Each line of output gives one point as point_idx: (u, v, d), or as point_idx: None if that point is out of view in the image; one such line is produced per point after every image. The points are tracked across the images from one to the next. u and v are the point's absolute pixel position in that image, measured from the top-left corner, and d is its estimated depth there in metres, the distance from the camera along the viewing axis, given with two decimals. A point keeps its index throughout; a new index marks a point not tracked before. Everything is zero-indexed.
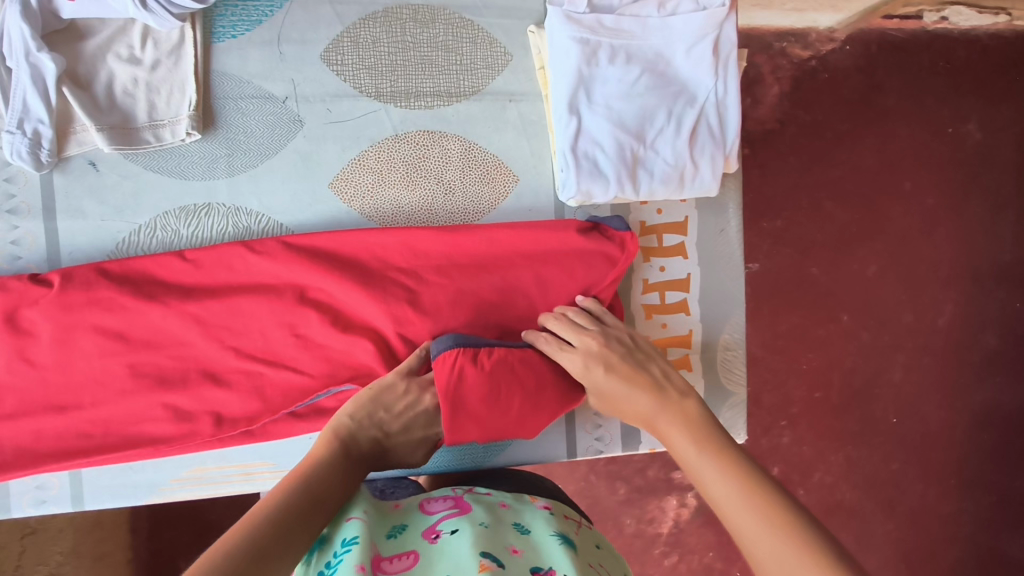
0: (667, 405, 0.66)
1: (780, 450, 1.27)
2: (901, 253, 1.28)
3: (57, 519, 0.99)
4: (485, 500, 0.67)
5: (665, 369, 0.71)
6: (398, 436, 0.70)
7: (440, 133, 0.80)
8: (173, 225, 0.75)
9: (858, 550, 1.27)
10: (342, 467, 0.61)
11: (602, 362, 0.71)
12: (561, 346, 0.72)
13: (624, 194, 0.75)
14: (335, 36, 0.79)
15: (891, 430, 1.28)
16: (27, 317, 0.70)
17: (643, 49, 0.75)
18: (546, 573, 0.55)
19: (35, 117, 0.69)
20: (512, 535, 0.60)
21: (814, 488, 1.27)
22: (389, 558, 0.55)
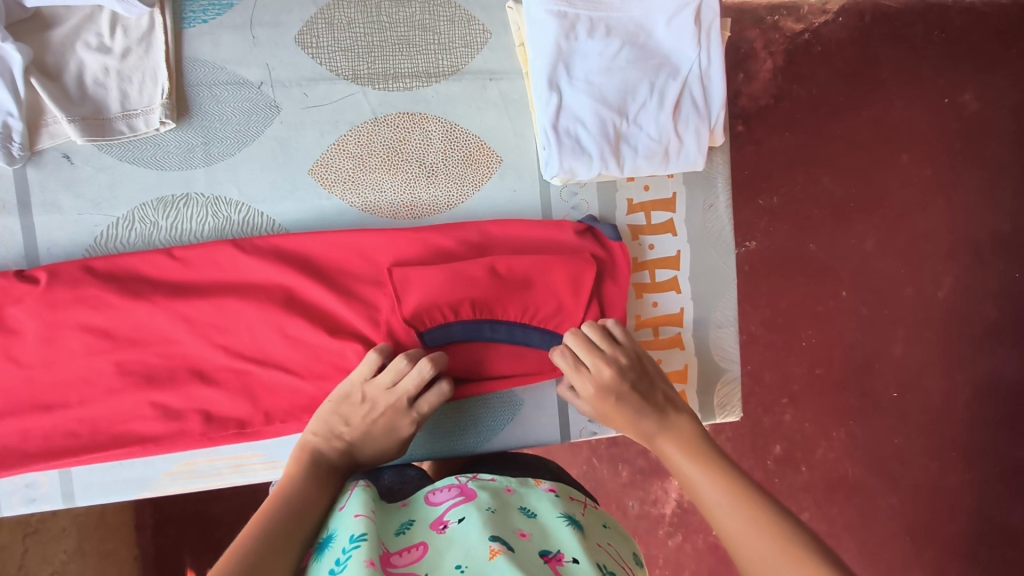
0: (666, 425, 0.68)
1: (782, 427, 1.27)
2: (899, 226, 1.27)
3: (59, 517, 0.95)
4: (490, 485, 0.64)
5: (648, 390, 0.72)
6: (369, 441, 0.69)
7: (420, 115, 0.79)
8: (151, 217, 0.74)
9: (860, 524, 1.28)
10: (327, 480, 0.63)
11: (613, 391, 0.71)
12: (581, 368, 0.72)
13: (608, 171, 0.73)
14: (310, 18, 0.76)
15: (892, 405, 1.27)
16: (10, 317, 0.69)
17: (623, 20, 0.72)
18: (555, 557, 0.54)
19: (3, 109, 0.68)
20: (520, 519, 0.59)
21: (816, 464, 1.28)
22: (397, 552, 0.54)
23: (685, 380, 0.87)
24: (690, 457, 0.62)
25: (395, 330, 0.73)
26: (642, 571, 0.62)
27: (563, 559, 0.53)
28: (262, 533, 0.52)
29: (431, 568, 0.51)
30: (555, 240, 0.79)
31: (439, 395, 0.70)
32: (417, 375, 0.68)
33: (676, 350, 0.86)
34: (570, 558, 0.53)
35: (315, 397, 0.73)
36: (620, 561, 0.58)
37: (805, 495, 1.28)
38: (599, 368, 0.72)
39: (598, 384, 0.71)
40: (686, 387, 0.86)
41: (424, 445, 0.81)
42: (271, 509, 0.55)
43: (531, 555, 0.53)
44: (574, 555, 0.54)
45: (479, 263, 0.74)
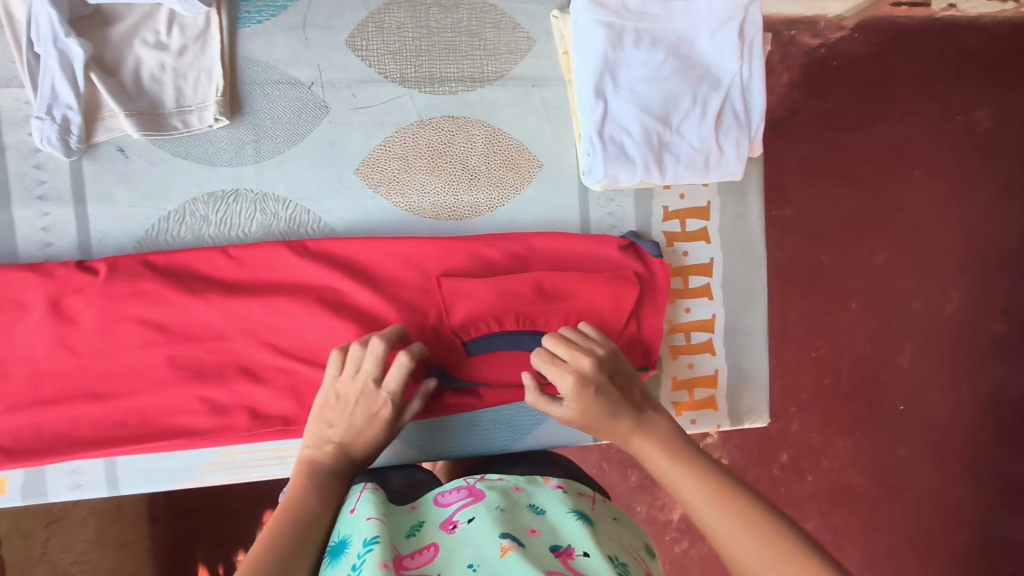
0: (648, 427, 0.60)
1: (790, 437, 1.28)
2: (910, 240, 1.29)
3: (78, 508, 1.06)
4: (498, 483, 0.63)
5: (628, 387, 0.64)
6: (359, 438, 0.63)
7: (465, 119, 0.80)
8: (201, 211, 0.75)
9: (863, 534, 1.29)
10: (331, 485, 0.58)
11: (594, 385, 0.62)
12: (555, 360, 0.64)
13: (649, 178, 0.75)
14: (361, 22, 0.78)
15: (898, 417, 1.29)
16: (72, 307, 0.71)
17: (668, 32, 0.74)
18: (566, 553, 0.53)
19: (63, 103, 0.70)
20: (529, 516, 0.58)
21: (822, 474, 1.29)
22: (409, 554, 0.52)
23: (714, 385, 0.89)
24: (678, 460, 0.54)
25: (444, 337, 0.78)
26: (655, 561, 0.63)
27: (575, 555, 0.52)
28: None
29: (443, 568, 0.50)
30: (596, 254, 0.82)
31: (406, 369, 0.64)
32: (376, 347, 0.64)
33: (707, 355, 0.89)
34: (581, 552, 0.53)
35: None
36: (631, 552, 0.58)
37: (811, 504, 1.29)
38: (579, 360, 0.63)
39: (579, 379, 0.62)
40: (715, 392, 0.89)
41: (461, 443, 0.83)
42: (261, 558, 0.47)
43: (542, 551, 0.52)
44: (585, 548, 0.53)
45: (525, 276, 0.78)
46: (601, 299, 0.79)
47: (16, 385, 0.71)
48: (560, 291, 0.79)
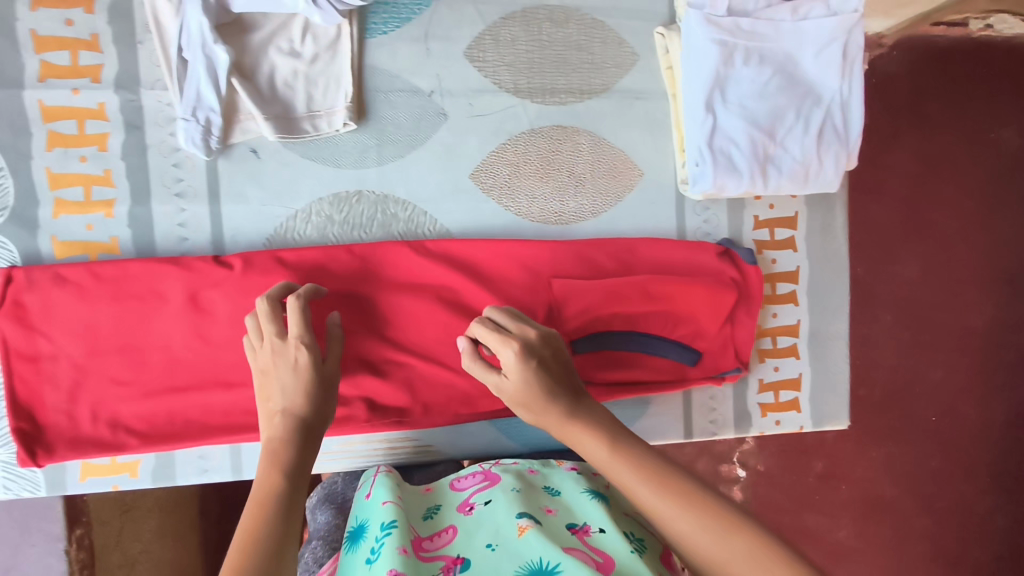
0: (585, 411, 0.50)
1: (825, 445, 1.32)
2: (940, 257, 1.32)
3: (146, 497, 1.01)
4: (514, 468, 0.62)
5: (569, 360, 0.55)
6: (296, 394, 0.55)
7: (572, 128, 0.85)
8: (327, 211, 0.80)
9: (894, 543, 1.33)
10: (293, 460, 0.49)
11: (537, 360, 0.53)
12: (496, 337, 0.55)
13: (754, 188, 0.79)
14: (478, 34, 0.81)
15: (930, 428, 1.32)
16: (210, 301, 0.75)
17: (775, 51, 0.78)
18: (582, 528, 0.51)
19: (206, 106, 0.74)
20: (544, 497, 0.56)
21: (854, 483, 1.32)
22: (430, 536, 0.52)
23: (798, 388, 0.93)
24: (623, 448, 0.46)
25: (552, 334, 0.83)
26: None
27: (590, 530, 0.50)
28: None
29: (463, 548, 0.50)
30: (695, 260, 0.86)
31: (301, 306, 0.64)
32: (265, 308, 0.63)
33: (792, 359, 0.92)
34: (598, 528, 0.50)
35: (468, 393, 0.81)
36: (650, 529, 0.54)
37: (845, 512, 1.32)
38: (529, 333, 0.55)
39: (522, 355, 0.53)
40: (798, 396, 0.93)
41: None
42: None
43: (559, 529, 0.50)
44: (602, 523, 0.50)
45: (630, 280, 0.83)
46: (700, 303, 0.84)
47: (153, 373, 0.75)
48: (662, 294, 0.83)
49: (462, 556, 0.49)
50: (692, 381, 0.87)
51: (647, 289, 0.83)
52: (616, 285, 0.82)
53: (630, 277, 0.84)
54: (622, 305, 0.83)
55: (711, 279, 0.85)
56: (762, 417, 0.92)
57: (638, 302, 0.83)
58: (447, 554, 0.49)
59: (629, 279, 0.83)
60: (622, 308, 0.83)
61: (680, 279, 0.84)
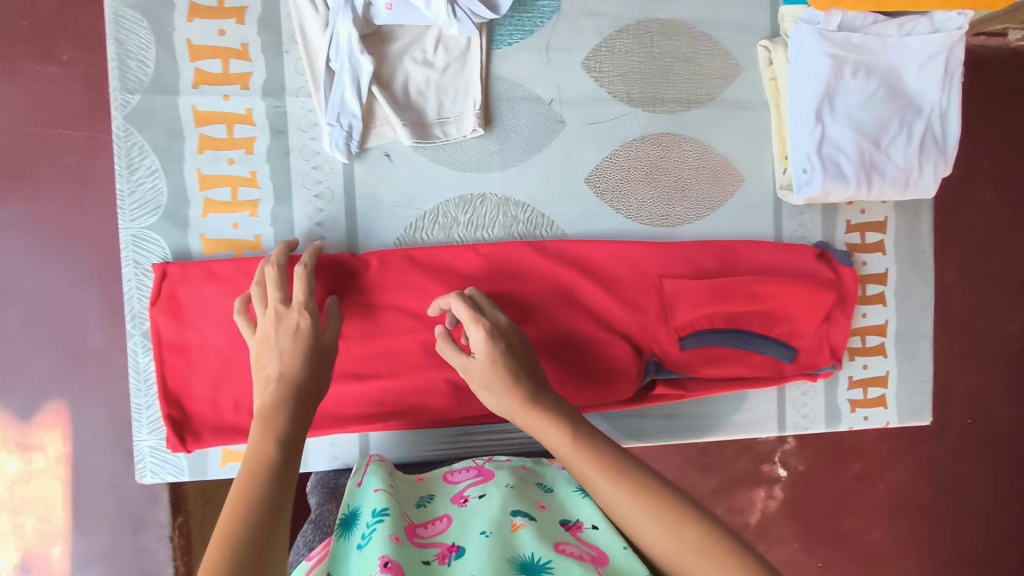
0: (540, 399, 0.62)
1: (863, 447, 1.23)
2: (980, 254, 1.24)
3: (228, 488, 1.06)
4: (508, 465, 0.70)
5: (527, 347, 0.69)
6: (290, 360, 0.64)
7: (679, 136, 0.89)
8: (453, 213, 0.84)
9: (927, 545, 1.27)
10: (286, 429, 0.57)
11: (504, 344, 0.67)
12: (470, 325, 0.69)
13: (857, 193, 0.83)
14: (595, 46, 0.86)
15: (966, 430, 1.26)
16: (347, 298, 0.80)
17: (880, 64, 0.82)
18: (575, 525, 0.60)
19: (349, 113, 0.78)
20: (539, 494, 0.65)
21: (891, 485, 1.24)
22: (423, 525, 0.59)
23: (884, 385, 0.97)
24: (574, 440, 0.57)
25: (661, 331, 0.88)
26: None
27: (583, 527, 0.59)
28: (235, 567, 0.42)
29: (457, 536, 0.56)
30: (793, 262, 0.90)
31: (307, 274, 0.72)
32: (277, 277, 0.72)
33: (879, 357, 0.97)
34: (589, 524, 0.59)
35: (578, 385, 0.86)
36: None
37: (880, 515, 1.25)
38: (496, 321, 0.70)
39: (489, 337, 0.67)
40: (884, 392, 0.97)
41: (664, 429, 0.92)
42: (239, 527, 0.45)
43: (552, 524, 0.59)
44: (594, 521, 0.59)
45: (735, 280, 0.87)
46: (800, 302, 0.88)
47: None
48: (765, 294, 0.87)
49: (456, 543, 0.55)
50: (790, 377, 0.91)
51: (751, 289, 0.87)
52: (722, 284, 0.87)
53: (733, 277, 0.88)
54: (729, 304, 0.87)
55: (810, 279, 0.89)
56: (852, 413, 0.96)
57: (742, 302, 0.87)
58: (442, 541, 0.56)
59: (733, 280, 0.87)
60: (727, 307, 0.87)
61: (782, 280, 0.88)
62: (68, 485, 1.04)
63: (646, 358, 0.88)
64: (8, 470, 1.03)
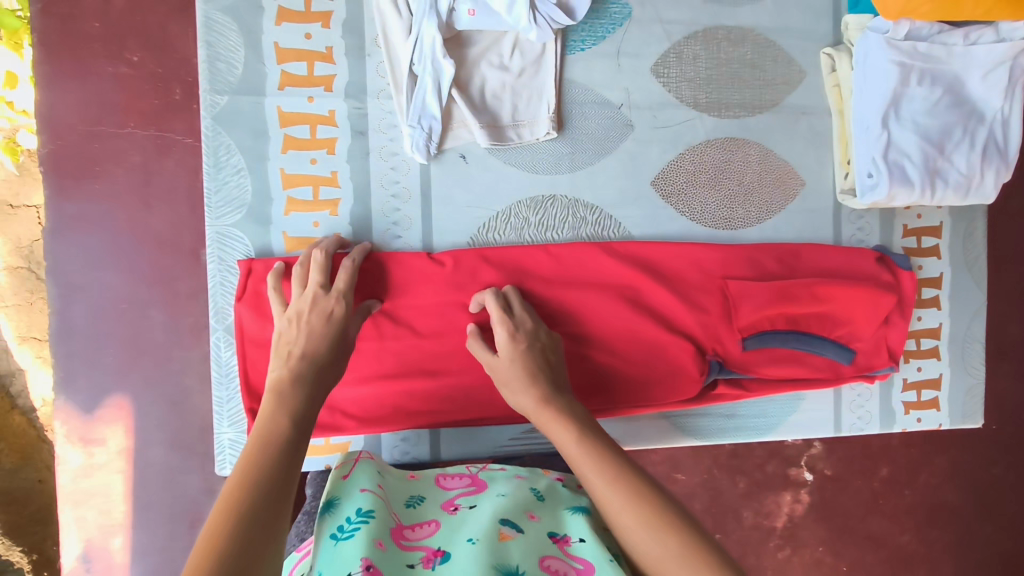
0: (554, 399, 0.66)
1: (889, 451, 1.13)
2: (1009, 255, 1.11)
3: None
4: (501, 474, 0.72)
5: (553, 351, 0.74)
6: (317, 343, 0.68)
7: (743, 140, 0.91)
8: (524, 214, 0.86)
9: (956, 550, 1.16)
10: (299, 410, 0.60)
11: (527, 343, 0.73)
12: (498, 324, 0.75)
13: (920, 199, 0.85)
14: (663, 52, 0.88)
15: (990, 436, 1.16)
16: (421, 295, 0.81)
17: (945, 72, 0.84)
18: (563, 538, 0.58)
19: (429, 115, 0.80)
20: (531, 501, 0.64)
21: (918, 489, 1.14)
22: (410, 527, 0.60)
23: (937, 387, 0.99)
24: (580, 439, 0.59)
25: (723, 333, 0.88)
26: None
27: (570, 541, 0.58)
28: (239, 531, 0.45)
29: (442, 541, 0.57)
30: (853, 265, 0.91)
31: (353, 270, 0.75)
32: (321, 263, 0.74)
33: (933, 359, 0.98)
34: (577, 538, 0.58)
35: (642, 381, 0.86)
36: None
37: (906, 521, 1.15)
38: (524, 324, 0.75)
39: (512, 337, 0.73)
40: (937, 395, 0.99)
41: (723, 430, 0.94)
42: (247, 494, 0.48)
43: (540, 536, 0.58)
44: (582, 534, 0.58)
45: (796, 281, 0.88)
46: (859, 305, 0.89)
47: (366, 360, 0.81)
48: (827, 296, 0.88)
49: (442, 548, 0.56)
50: (848, 378, 0.92)
51: (813, 291, 0.88)
52: (784, 285, 0.87)
53: (794, 278, 0.89)
54: (792, 305, 0.87)
55: (870, 282, 0.90)
56: (906, 415, 0.98)
57: (805, 303, 0.88)
58: (427, 546, 0.57)
59: (794, 282, 0.88)
60: (789, 309, 0.88)
61: (844, 283, 0.89)
62: (129, 480, 0.99)
63: (709, 357, 0.88)
64: (71, 462, 0.98)
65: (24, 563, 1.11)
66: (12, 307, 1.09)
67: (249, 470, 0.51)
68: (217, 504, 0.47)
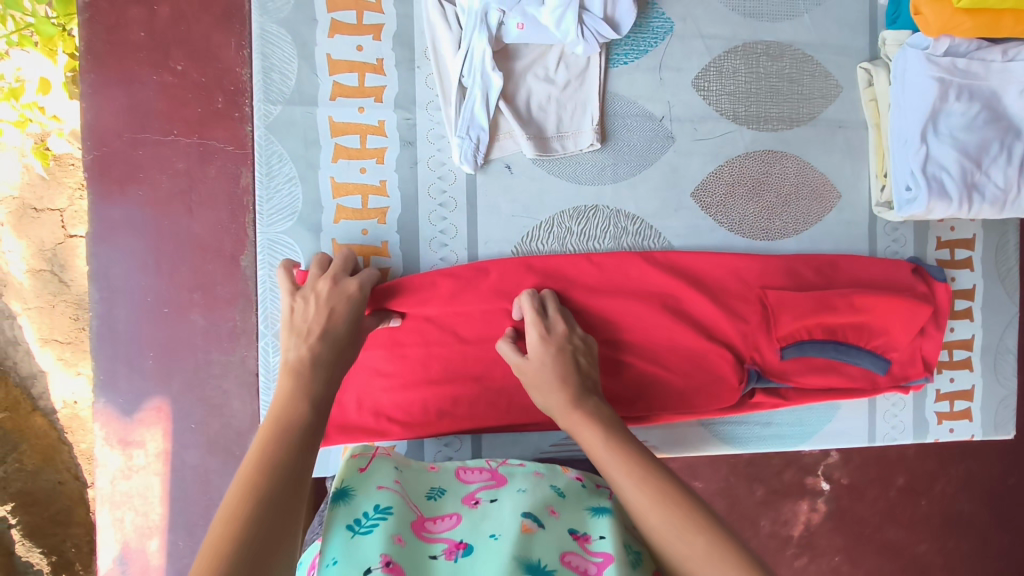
0: (582, 401, 0.66)
1: (906, 461, 1.13)
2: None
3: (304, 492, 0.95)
4: (521, 470, 0.71)
5: (589, 360, 0.74)
6: (333, 322, 0.70)
7: (781, 153, 0.92)
8: (568, 223, 0.87)
9: (971, 559, 1.17)
10: (317, 394, 0.61)
11: (558, 347, 0.74)
12: (531, 325, 0.76)
13: (958, 212, 0.86)
14: (704, 66, 0.90)
15: (1009, 448, 1.16)
16: (466, 302, 0.82)
17: (983, 88, 0.85)
18: (583, 536, 0.59)
19: (478, 127, 0.82)
20: (551, 497, 0.64)
21: (936, 499, 1.14)
22: (431, 520, 0.60)
23: (969, 398, 0.99)
24: (608, 442, 0.60)
25: (762, 343, 0.89)
26: None
27: (590, 539, 0.59)
28: (255, 514, 0.46)
29: (465, 535, 0.57)
30: (889, 276, 0.92)
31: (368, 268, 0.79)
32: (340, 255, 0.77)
33: (966, 370, 0.99)
34: (598, 536, 0.59)
35: (682, 390, 0.87)
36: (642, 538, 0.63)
37: (923, 530, 1.15)
38: (557, 328, 0.76)
39: (544, 340, 0.74)
40: (970, 405, 1.00)
41: (759, 439, 0.94)
42: (263, 477, 0.50)
43: (561, 532, 0.58)
44: (602, 532, 0.59)
45: (834, 291, 0.88)
46: (899, 318, 0.89)
47: (411, 365, 0.83)
48: (867, 307, 0.88)
49: (464, 541, 0.56)
50: (885, 388, 0.92)
51: (853, 302, 0.88)
52: (822, 295, 0.88)
53: (830, 288, 0.90)
54: (832, 316, 0.88)
55: (907, 293, 0.91)
56: (939, 425, 0.99)
57: (846, 313, 0.88)
58: (449, 538, 0.57)
59: (831, 292, 0.88)
60: (827, 319, 0.88)
61: (883, 294, 0.89)
62: (167, 481, 0.97)
63: (747, 366, 0.88)
64: (111, 464, 0.97)
65: (43, 564, 1.11)
66: (35, 309, 1.14)
67: (266, 452, 0.53)
68: (236, 484, 0.49)
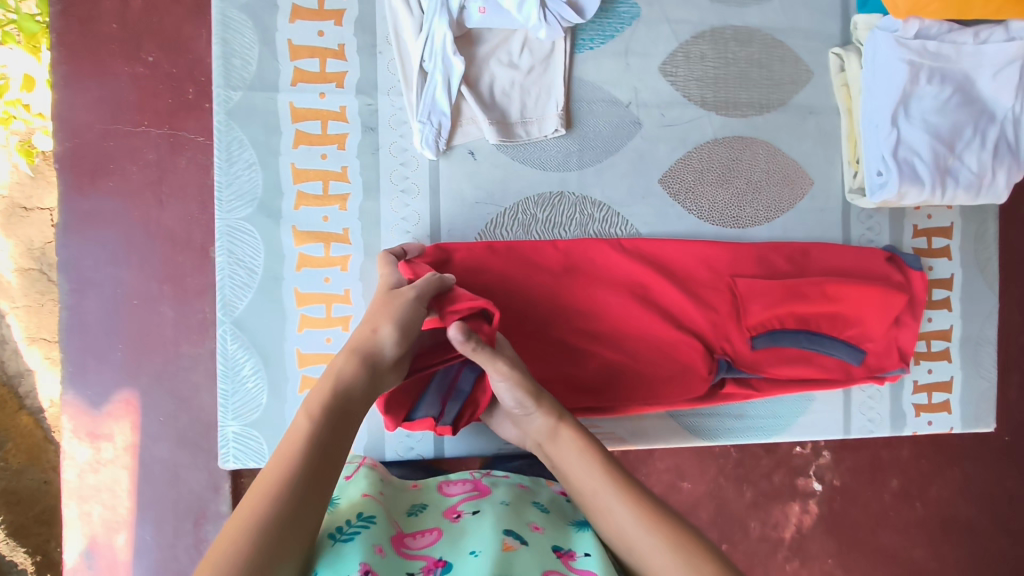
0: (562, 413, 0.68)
1: (899, 463, 1.11)
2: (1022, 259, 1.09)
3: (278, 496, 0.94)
4: (504, 481, 0.70)
5: None
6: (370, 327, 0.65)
7: (750, 139, 0.91)
8: (532, 210, 0.86)
9: (969, 566, 1.13)
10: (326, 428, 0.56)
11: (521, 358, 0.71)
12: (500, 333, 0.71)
13: (931, 197, 0.85)
14: (672, 51, 0.89)
15: (1003, 449, 1.14)
16: None
17: (955, 70, 0.83)
18: (567, 552, 0.57)
19: (439, 111, 0.81)
20: (533, 512, 0.63)
21: (930, 502, 1.12)
22: (411, 535, 0.58)
23: (948, 390, 0.97)
24: (586, 450, 0.62)
25: (733, 333, 0.86)
26: None
27: (575, 556, 0.57)
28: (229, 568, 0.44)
29: (444, 551, 0.55)
30: (863, 266, 0.90)
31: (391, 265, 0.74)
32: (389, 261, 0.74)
33: (945, 362, 0.97)
34: (582, 553, 0.57)
35: (651, 380, 0.85)
36: None
37: (918, 534, 1.12)
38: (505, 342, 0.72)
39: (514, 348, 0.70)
40: (949, 397, 0.97)
41: (731, 432, 0.93)
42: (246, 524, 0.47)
43: (545, 549, 0.56)
44: (587, 549, 0.57)
45: (807, 281, 0.87)
46: (874, 309, 0.87)
47: None
48: (841, 297, 0.86)
49: (443, 559, 0.54)
50: (860, 379, 0.90)
51: (826, 292, 0.86)
52: (793, 284, 0.86)
53: (803, 277, 0.88)
54: (805, 305, 0.86)
55: (882, 282, 0.89)
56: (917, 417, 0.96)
57: (819, 302, 0.86)
58: (428, 555, 0.55)
59: (801, 283, 0.86)
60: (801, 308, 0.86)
61: (859, 284, 0.87)
62: (135, 476, 0.96)
63: (716, 356, 0.86)
64: (78, 457, 0.96)
65: (27, 564, 1.11)
66: (22, 308, 1.12)
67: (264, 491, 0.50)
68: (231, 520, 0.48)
